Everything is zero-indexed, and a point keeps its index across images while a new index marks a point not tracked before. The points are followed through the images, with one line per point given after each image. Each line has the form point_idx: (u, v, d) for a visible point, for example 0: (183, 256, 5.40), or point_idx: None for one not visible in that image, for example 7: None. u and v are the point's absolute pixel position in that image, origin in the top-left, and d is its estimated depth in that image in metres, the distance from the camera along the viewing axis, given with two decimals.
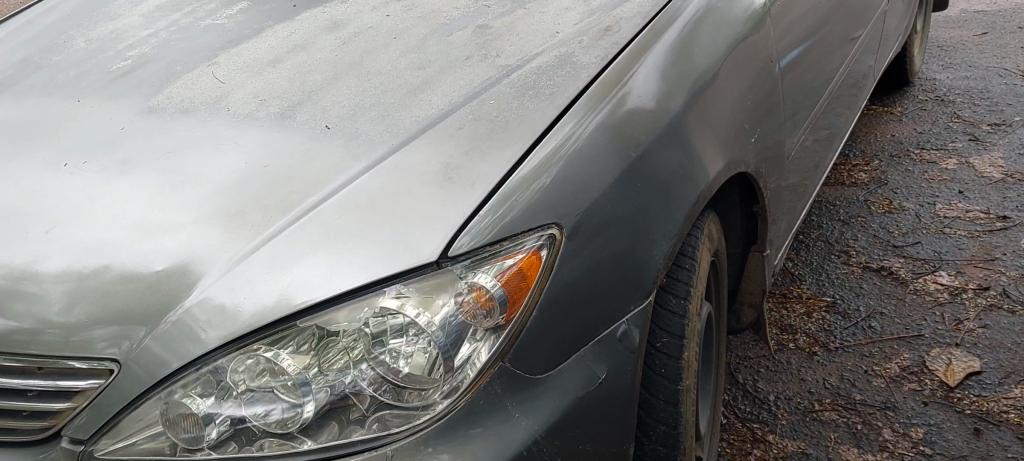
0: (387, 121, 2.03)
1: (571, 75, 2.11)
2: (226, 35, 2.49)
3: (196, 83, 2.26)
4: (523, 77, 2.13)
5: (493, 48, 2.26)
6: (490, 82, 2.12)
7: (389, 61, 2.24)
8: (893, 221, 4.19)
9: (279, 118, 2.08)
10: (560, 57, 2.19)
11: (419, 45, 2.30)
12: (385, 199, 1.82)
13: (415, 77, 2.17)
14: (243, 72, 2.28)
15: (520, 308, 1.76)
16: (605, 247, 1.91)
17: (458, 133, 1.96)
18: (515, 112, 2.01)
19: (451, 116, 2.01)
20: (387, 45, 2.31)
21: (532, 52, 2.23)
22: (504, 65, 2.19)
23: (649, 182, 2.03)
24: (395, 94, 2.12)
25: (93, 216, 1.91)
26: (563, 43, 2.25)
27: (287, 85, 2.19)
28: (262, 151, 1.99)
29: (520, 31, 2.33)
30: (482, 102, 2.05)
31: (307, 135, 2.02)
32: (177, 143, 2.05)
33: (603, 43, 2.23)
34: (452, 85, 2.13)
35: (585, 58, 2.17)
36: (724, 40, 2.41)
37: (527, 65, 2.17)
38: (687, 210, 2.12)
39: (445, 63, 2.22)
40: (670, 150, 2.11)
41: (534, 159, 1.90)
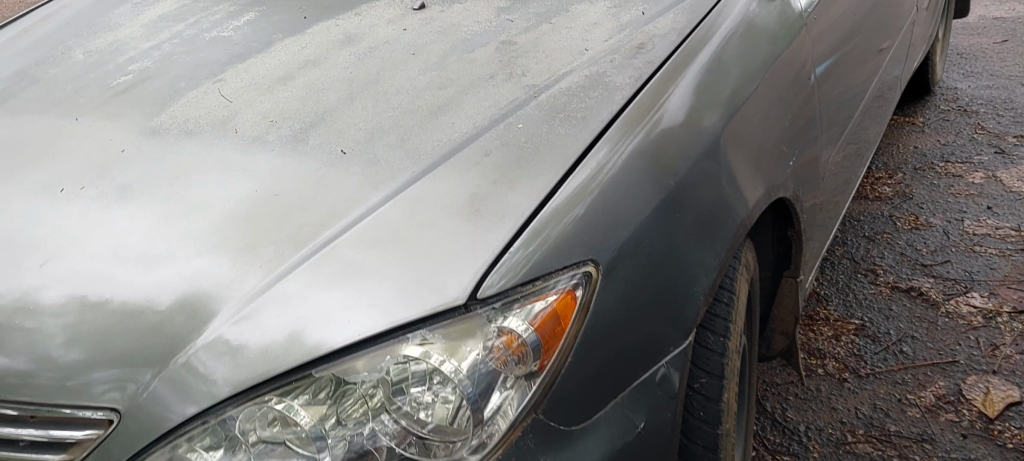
0: (408, 147, 1.89)
1: (605, 97, 1.97)
2: (232, 50, 2.35)
3: (202, 101, 2.12)
4: (553, 99, 1.98)
5: (518, 66, 2.12)
6: (517, 105, 1.98)
7: (407, 80, 2.10)
8: (920, 238, 4.05)
9: (291, 141, 1.94)
10: (591, 76, 2.04)
11: (439, 62, 2.16)
12: (407, 233, 1.67)
13: (436, 98, 2.03)
14: (251, 90, 2.14)
15: (554, 354, 1.62)
16: (643, 285, 1.77)
17: (485, 160, 1.82)
18: (545, 138, 1.86)
19: (476, 141, 1.87)
20: (405, 62, 2.17)
21: (561, 71, 2.08)
22: (531, 85, 2.05)
23: (687, 214, 1.89)
24: (415, 116, 1.98)
25: (91, 247, 1.77)
26: (594, 60, 2.10)
27: (298, 105, 2.05)
28: (273, 178, 1.85)
29: (546, 47, 2.19)
30: (510, 126, 1.91)
31: (321, 161, 1.88)
32: (181, 168, 1.91)
33: (636, 62, 2.08)
34: (476, 107, 1.99)
35: (618, 78, 2.02)
36: (762, 57, 2.26)
37: (556, 85, 2.03)
38: (725, 242, 1.99)
39: (467, 82, 2.08)
40: (709, 178, 1.97)
41: (568, 190, 1.75)
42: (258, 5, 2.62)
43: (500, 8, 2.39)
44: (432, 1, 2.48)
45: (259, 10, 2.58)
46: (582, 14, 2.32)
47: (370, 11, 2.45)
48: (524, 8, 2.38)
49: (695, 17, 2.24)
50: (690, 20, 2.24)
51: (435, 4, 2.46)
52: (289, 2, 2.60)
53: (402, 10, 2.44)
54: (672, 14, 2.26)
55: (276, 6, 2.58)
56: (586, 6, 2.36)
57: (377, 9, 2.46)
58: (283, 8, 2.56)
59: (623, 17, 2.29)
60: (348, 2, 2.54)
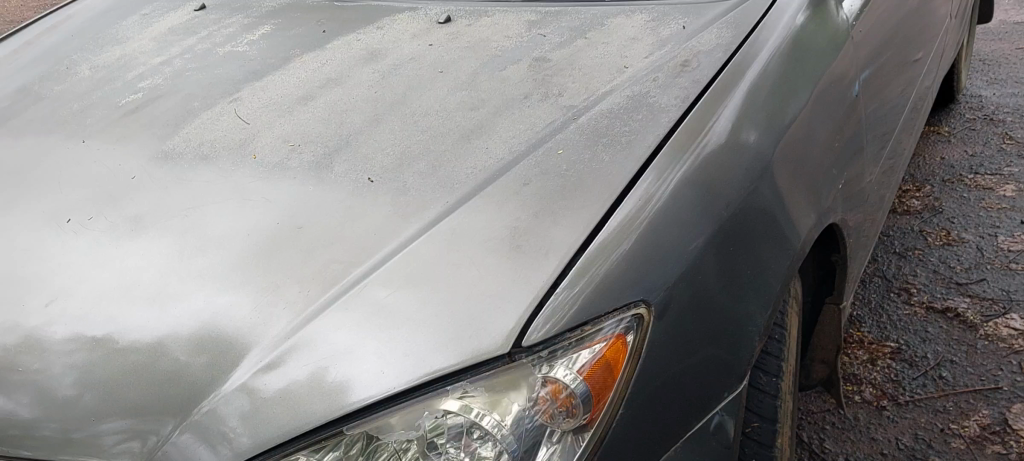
0: (439, 175, 1.75)
1: (650, 119, 1.82)
2: (247, 66, 2.21)
3: (216, 124, 1.99)
4: (594, 121, 1.84)
5: (554, 85, 1.98)
6: (555, 128, 1.84)
7: (436, 101, 1.97)
8: (953, 254, 3.92)
9: (313, 168, 1.81)
10: (634, 94, 1.90)
11: (469, 81, 2.02)
12: (443, 273, 1.54)
13: (467, 120, 1.90)
14: (269, 111, 2.00)
15: (604, 404, 1.48)
16: (697, 327, 1.64)
17: (525, 190, 1.68)
18: (588, 166, 1.72)
19: (513, 169, 1.74)
20: (433, 81, 2.03)
21: (600, 90, 1.94)
22: (569, 106, 1.91)
23: (739, 248, 1.76)
24: (446, 140, 1.85)
25: (100, 285, 1.63)
26: (635, 78, 1.96)
27: (320, 128, 1.91)
28: (295, 209, 1.72)
29: (583, 63, 2.05)
30: (550, 152, 1.77)
31: (346, 191, 1.74)
32: (196, 197, 1.77)
33: (682, 80, 1.92)
34: (511, 130, 1.85)
35: (664, 99, 1.87)
36: (814, 73, 2.11)
37: (596, 106, 1.89)
38: (777, 277, 1.86)
39: (500, 102, 1.94)
40: (760, 209, 1.83)
41: (616, 223, 1.61)
42: (273, 17, 2.49)
43: (531, 22, 2.25)
44: (458, 14, 2.35)
45: (275, 23, 2.45)
46: (618, 27, 2.18)
47: (393, 25, 2.32)
48: (557, 21, 2.25)
49: (742, 29, 2.09)
50: (737, 32, 2.08)
51: (462, 17, 2.32)
52: (306, 14, 2.47)
53: (427, 24, 2.30)
54: (717, 28, 2.11)
55: (292, 19, 2.45)
56: (623, 19, 2.22)
57: (399, 23, 2.33)
58: (300, 20, 2.43)
59: (662, 30, 2.15)
60: (368, 14, 2.41)
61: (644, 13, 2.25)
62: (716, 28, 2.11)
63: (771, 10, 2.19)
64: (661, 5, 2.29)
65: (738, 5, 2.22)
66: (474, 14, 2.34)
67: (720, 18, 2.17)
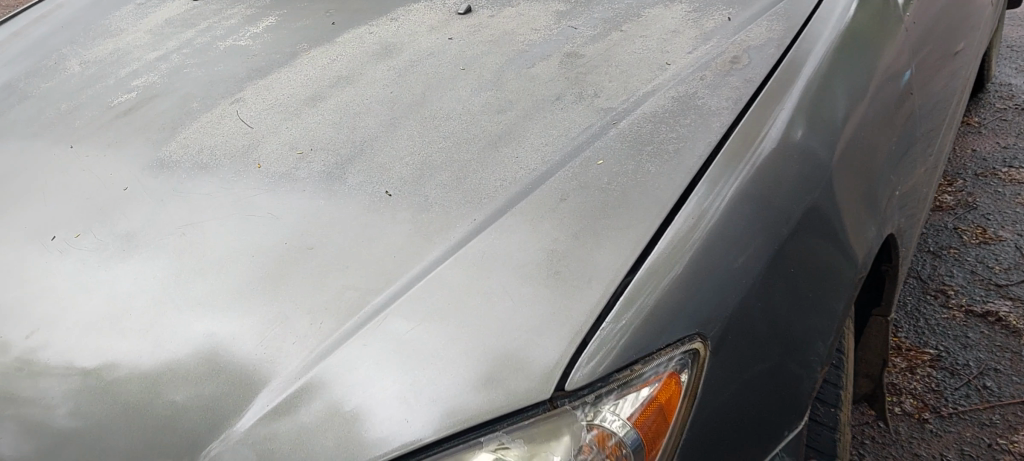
0: (465, 189, 1.57)
1: (699, 123, 1.63)
2: (251, 63, 2.03)
3: (217, 128, 1.81)
4: (636, 126, 1.65)
5: (588, 84, 1.80)
6: (593, 134, 1.66)
7: (459, 103, 1.78)
8: (991, 253, 3.73)
9: (325, 180, 1.63)
10: (679, 96, 1.71)
11: (495, 80, 1.84)
12: (473, 303, 1.36)
13: (494, 125, 1.71)
14: (274, 114, 1.82)
15: (657, 454, 1.30)
16: (756, 361, 1.47)
17: (562, 208, 1.50)
18: (631, 179, 1.53)
19: (548, 183, 1.56)
20: (456, 80, 1.85)
21: (640, 89, 1.76)
22: (607, 108, 1.72)
23: (799, 270, 1.58)
24: (471, 147, 1.67)
25: (88, 312, 1.45)
26: (680, 77, 1.77)
27: (331, 134, 1.73)
28: (305, 226, 1.54)
29: (619, 59, 1.86)
30: (588, 162, 1.59)
31: (362, 207, 1.56)
32: (195, 212, 1.60)
33: (733, 78, 1.73)
34: (543, 137, 1.67)
35: (713, 101, 1.68)
36: (871, 71, 1.92)
37: (637, 109, 1.70)
38: (836, 299, 1.69)
39: (530, 104, 1.76)
40: (819, 226, 1.66)
41: (667, 244, 1.42)
42: (278, 8, 2.30)
43: (560, 13, 2.06)
44: (479, 3, 2.16)
45: (280, 14, 2.26)
46: (657, 19, 1.99)
47: (408, 16, 2.13)
48: (588, 12, 2.06)
49: (795, 23, 1.90)
50: (790, 26, 1.89)
51: (484, 8, 2.13)
52: (314, 4, 2.28)
53: (446, 15, 2.11)
54: (766, 21, 1.92)
55: (299, 9, 2.27)
56: (661, 10, 2.03)
57: (416, 14, 2.14)
58: (307, 11, 2.24)
59: (705, 22, 1.96)
60: (381, 4, 2.22)
61: (684, 3, 2.06)
62: (765, 21, 1.92)
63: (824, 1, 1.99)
64: None
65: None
66: (497, 4, 2.15)
67: (768, 9, 1.98)
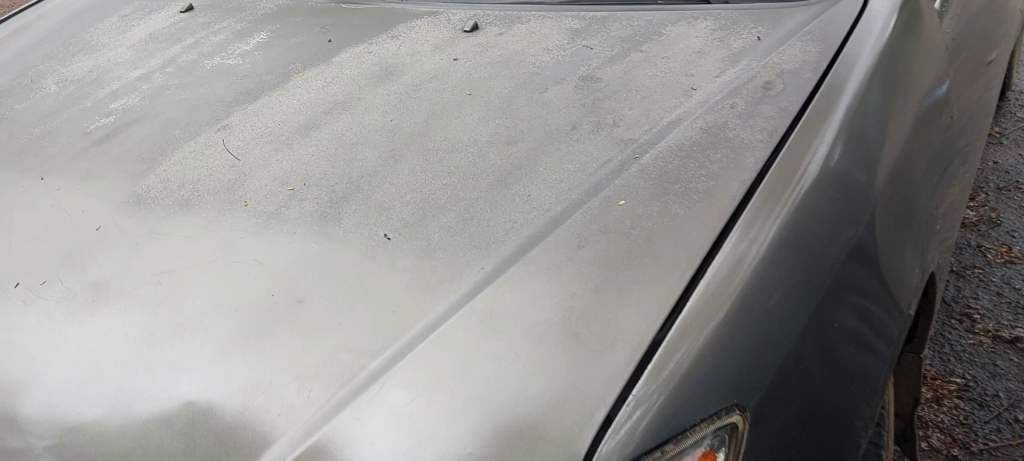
0: (472, 233, 1.42)
1: (731, 158, 1.47)
2: (240, 85, 1.89)
3: (200, 160, 1.66)
4: (661, 161, 1.49)
5: (606, 112, 1.64)
6: (613, 169, 1.50)
7: (465, 132, 1.63)
8: (1018, 273, 3.56)
9: (317, 220, 1.47)
10: (708, 126, 1.56)
11: (504, 106, 1.69)
12: (481, 368, 1.19)
13: (504, 158, 1.56)
14: (264, 144, 1.67)
15: None
16: (794, 434, 1.33)
17: (581, 256, 1.33)
18: (658, 224, 1.36)
19: (564, 227, 1.39)
20: (461, 107, 1.70)
21: (664, 119, 1.60)
22: (627, 139, 1.57)
23: (835, 319, 1.44)
24: (479, 184, 1.51)
25: (52, 375, 1.30)
26: (707, 104, 1.62)
27: (325, 168, 1.58)
28: (295, 275, 1.38)
29: (639, 83, 1.71)
30: (609, 202, 1.42)
31: (356, 254, 1.41)
32: (173, 258, 1.45)
33: (767, 107, 1.58)
34: (558, 171, 1.52)
35: (746, 133, 1.52)
36: (910, 96, 1.77)
37: (662, 140, 1.54)
38: (872, 349, 1.54)
39: (543, 134, 1.61)
40: (855, 270, 1.51)
41: (700, 300, 1.25)
42: (271, 24, 2.16)
43: (573, 32, 1.92)
44: (485, 19, 2.03)
45: (272, 29, 2.12)
46: (679, 39, 1.84)
47: (410, 34, 2.00)
48: (604, 31, 1.91)
49: (831, 44, 1.75)
50: (825, 47, 1.74)
51: (491, 25, 2.00)
52: (309, 20, 2.14)
53: (451, 34, 1.98)
54: (799, 41, 1.77)
55: (292, 24, 2.13)
56: (682, 29, 1.88)
57: (418, 31, 2.02)
58: (301, 27, 2.11)
59: (732, 42, 1.81)
60: (381, 21, 2.09)
61: (707, 22, 1.91)
62: (798, 41, 1.77)
63: (862, 19, 1.84)
64: (726, 12, 1.95)
65: (822, 12, 1.87)
66: (505, 21, 2.02)
67: (800, 28, 1.82)
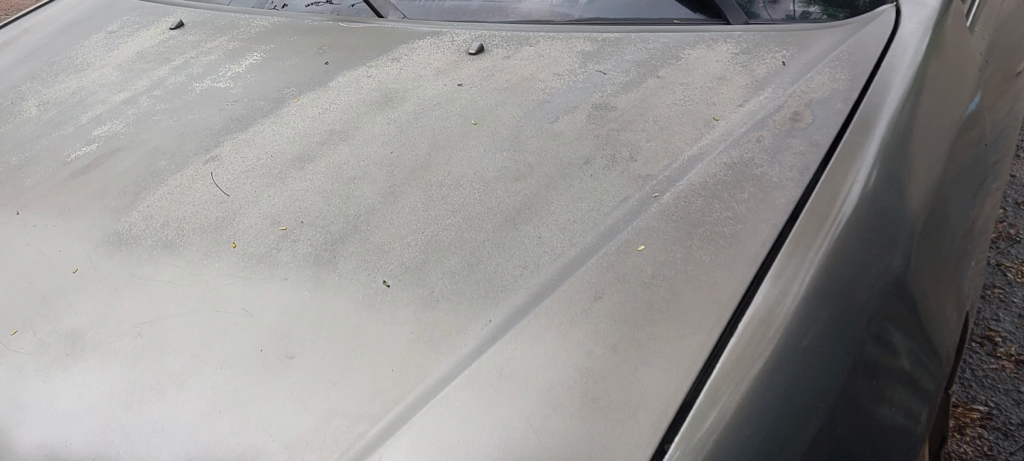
0: (478, 278, 1.30)
1: (760, 198, 1.36)
2: (230, 112, 1.78)
3: (187, 196, 1.55)
4: (683, 200, 1.38)
5: (622, 144, 1.53)
6: (632, 209, 1.38)
7: (471, 166, 1.52)
8: None
9: (311, 264, 1.36)
10: (732, 162, 1.44)
11: (512, 136, 1.58)
12: (488, 437, 1.06)
13: (512, 195, 1.45)
14: (255, 177, 1.57)
15: None
16: None
17: (600, 310, 1.20)
18: (683, 276, 1.24)
19: (579, 274, 1.27)
20: (467, 138, 1.59)
21: (684, 152, 1.49)
22: (645, 174, 1.45)
23: (867, 373, 1.33)
24: (486, 224, 1.40)
25: (18, 439, 1.19)
26: (731, 136, 1.50)
27: (320, 204, 1.47)
28: (284, 327, 1.26)
29: (656, 112, 1.60)
30: (627, 247, 1.30)
31: (352, 303, 1.29)
32: (155, 307, 1.34)
33: (796, 141, 1.47)
34: (571, 210, 1.40)
35: (775, 170, 1.41)
36: (937, 128, 1.69)
37: (684, 177, 1.43)
38: (903, 399, 1.44)
39: (554, 168, 1.50)
40: (885, 317, 1.40)
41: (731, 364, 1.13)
42: (265, 44, 2.05)
43: (585, 55, 1.82)
44: (491, 40, 1.95)
45: (266, 50, 2.02)
46: (697, 64, 1.74)
47: (411, 56, 1.92)
48: (618, 54, 1.80)
49: (861, 70, 1.64)
50: (856, 74, 1.63)
51: (497, 47, 1.91)
52: (306, 40, 2.05)
53: (456, 55, 1.90)
54: (826, 68, 1.66)
55: (289, 43, 2.04)
56: (700, 54, 1.78)
57: (420, 52, 1.93)
58: (298, 47, 2.02)
59: (754, 68, 1.70)
60: (382, 42, 2.00)
61: (726, 45, 1.80)
62: (826, 68, 1.66)
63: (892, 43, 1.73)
64: (746, 34, 1.84)
65: (849, 36, 1.77)
66: (512, 43, 1.92)
67: (827, 53, 1.71)
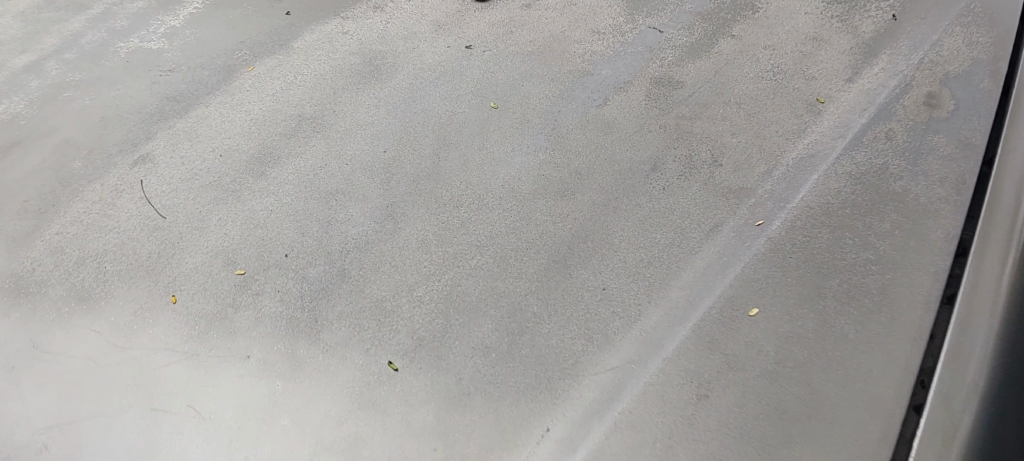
0: (524, 360, 0.92)
1: (909, 230, 0.98)
2: (167, 86, 1.35)
3: (110, 218, 1.13)
4: (801, 233, 1.00)
5: (699, 139, 1.15)
6: (728, 244, 1.00)
7: (498, 176, 1.13)
8: None
9: (284, 333, 0.97)
10: (860, 172, 1.06)
11: (550, 130, 1.19)
12: None
13: (559, 221, 1.06)
14: (202, 190, 1.16)
15: None
16: None
17: (710, 425, 0.83)
18: (819, 364, 0.87)
19: (671, 356, 0.90)
20: (491, 131, 1.21)
21: (786, 157, 1.11)
22: (738, 189, 1.07)
23: None
24: (526, 267, 1.01)
25: None
26: (850, 129, 1.13)
27: (294, 236, 1.08)
28: (248, 440, 0.87)
29: (739, 93, 1.22)
30: (733, 309, 0.93)
31: (344, 400, 0.90)
32: (65, 396, 0.92)
33: (940, 138, 1.08)
34: (641, 244, 1.02)
35: (919, 184, 1.03)
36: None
37: (795, 195, 1.05)
38: None
39: (611, 176, 1.11)
40: None
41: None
42: None
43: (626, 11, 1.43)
44: None
45: None
46: (775, 23, 1.36)
47: (400, 3, 1.52)
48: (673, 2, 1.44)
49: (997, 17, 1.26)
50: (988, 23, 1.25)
51: None
52: None
53: (457, 6, 1.50)
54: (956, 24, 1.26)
55: None
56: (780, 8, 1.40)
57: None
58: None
59: (850, 28, 1.32)
60: None
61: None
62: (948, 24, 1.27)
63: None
64: None
65: None
66: None
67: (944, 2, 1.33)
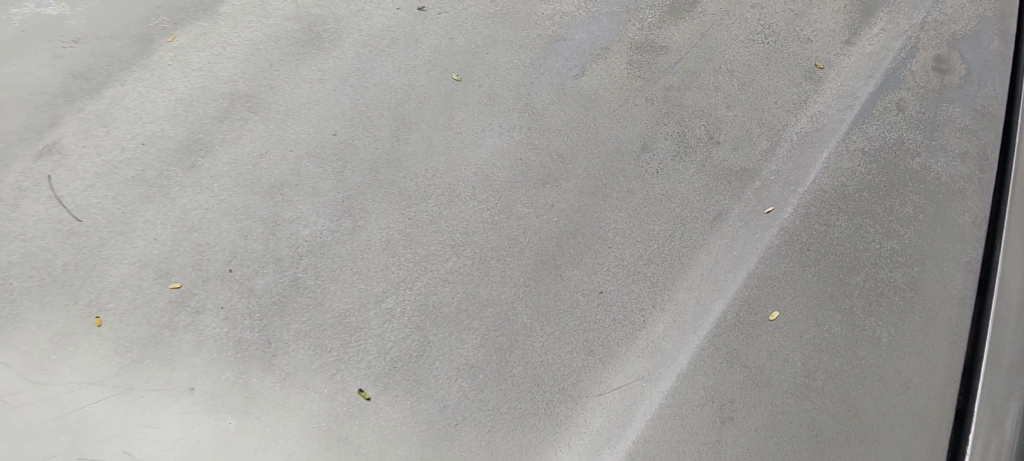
0: (503, 403, 1.34)
1: (723, 369, 1.43)
2: (118, 209, 1.53)
3: (69, 346, 1.34)
4: (692, 367, 1.43)
5: (622, 251, 1.59)
6: (632, 401, 1.37)
7: (392, 319, 1.44)
8: None
9: (269, 390, 1.32)
10: (726, 328, 1.49)
11: (405, 279, 1.49)
12: None
13: (497, 322, 1.45)
14: (167, 320, 1.39)
15: None
16: None
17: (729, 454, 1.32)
18: (788, 426, 1.37)
19: (633, 440, 1.32)
20: (389, 281, 1.49)
21: (663, 301, 1.52)
22: (636, 325, 1.48)
23: None
24: (488, 359, 1.40)
25: None
26: (707, 313, 1.51)
27: (252, 365, 1.35)
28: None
29: (619, 244, 1.60)
30: (651, 388, 1.39)
31: (312, 444, 1.26)
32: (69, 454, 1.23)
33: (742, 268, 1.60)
34: (537, 375, 1.39)
35: (734, 314, 1.51)
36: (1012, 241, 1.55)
37: (682, 363, 1.43)
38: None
39: (557, 307, 1.48)
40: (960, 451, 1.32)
41: None
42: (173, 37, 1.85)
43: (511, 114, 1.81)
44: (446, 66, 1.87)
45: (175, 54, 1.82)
46: (650, 155, 1.78)
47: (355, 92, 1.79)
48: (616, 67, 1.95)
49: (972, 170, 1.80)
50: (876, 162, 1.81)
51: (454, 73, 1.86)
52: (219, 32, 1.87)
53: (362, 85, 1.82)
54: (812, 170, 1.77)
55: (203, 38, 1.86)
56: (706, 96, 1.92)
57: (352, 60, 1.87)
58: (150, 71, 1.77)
59: (709, 150, 1.81)
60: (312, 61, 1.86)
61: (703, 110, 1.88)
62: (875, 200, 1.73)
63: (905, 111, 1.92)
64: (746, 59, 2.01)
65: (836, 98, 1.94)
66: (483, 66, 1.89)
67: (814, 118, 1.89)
